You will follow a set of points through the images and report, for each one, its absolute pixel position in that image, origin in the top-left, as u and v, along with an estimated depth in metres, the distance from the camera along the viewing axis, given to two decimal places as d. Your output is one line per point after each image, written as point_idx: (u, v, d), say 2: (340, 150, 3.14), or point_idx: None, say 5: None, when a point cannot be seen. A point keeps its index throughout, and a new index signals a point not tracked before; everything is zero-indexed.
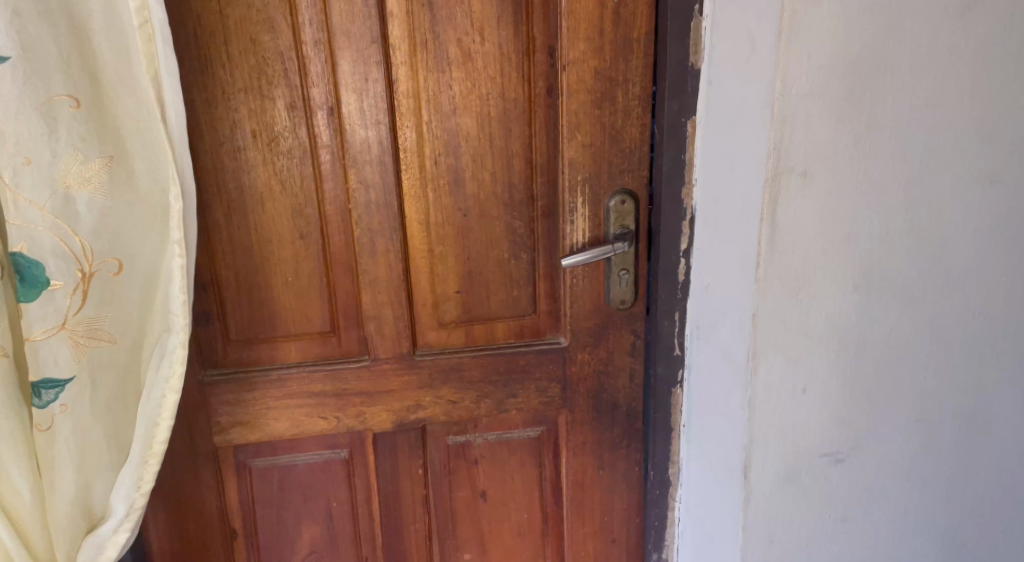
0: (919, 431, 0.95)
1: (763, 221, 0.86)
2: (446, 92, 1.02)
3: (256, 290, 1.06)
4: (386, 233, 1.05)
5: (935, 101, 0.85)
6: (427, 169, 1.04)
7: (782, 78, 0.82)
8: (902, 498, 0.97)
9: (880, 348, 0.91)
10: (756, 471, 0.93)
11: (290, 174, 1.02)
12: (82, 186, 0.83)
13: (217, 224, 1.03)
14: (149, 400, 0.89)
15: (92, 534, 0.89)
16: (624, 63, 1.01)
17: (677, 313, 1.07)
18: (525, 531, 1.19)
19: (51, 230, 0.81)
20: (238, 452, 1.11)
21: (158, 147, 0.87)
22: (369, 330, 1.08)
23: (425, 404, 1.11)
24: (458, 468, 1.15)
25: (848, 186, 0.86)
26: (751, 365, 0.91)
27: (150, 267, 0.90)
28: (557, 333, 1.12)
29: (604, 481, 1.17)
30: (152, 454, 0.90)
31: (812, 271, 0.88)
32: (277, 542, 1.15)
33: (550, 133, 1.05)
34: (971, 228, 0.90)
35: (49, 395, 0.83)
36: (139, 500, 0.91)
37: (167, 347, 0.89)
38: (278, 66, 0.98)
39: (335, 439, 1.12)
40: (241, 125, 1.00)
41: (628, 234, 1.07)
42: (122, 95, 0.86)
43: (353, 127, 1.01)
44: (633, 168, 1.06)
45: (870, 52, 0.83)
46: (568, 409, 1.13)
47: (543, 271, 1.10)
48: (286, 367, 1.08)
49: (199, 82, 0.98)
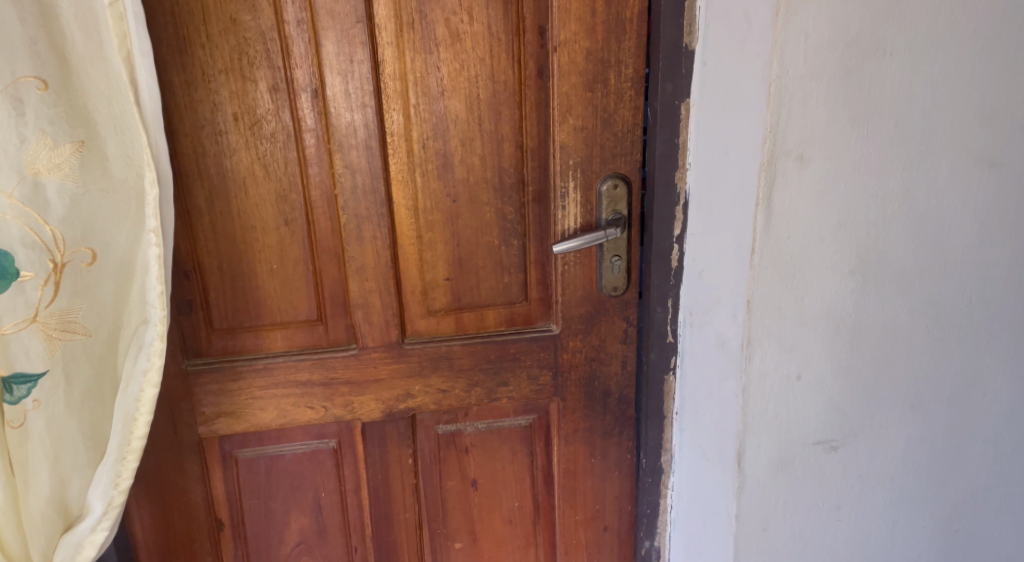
0: (914, 417, 0.94)
1: (758, 206, 0.84)
2: (433, 73, 0.99)
3: (239, 278, 1.03)
4: (374, 219, 1.02)
5: (935, 81, 0.83)
6: (415, 153, 1.01)
7: (778, 59, 0.79)
8: (895, 487, 0.96)
9: (875, 333, 0.90)
10: (749, 459, 0.92)
11: (273, 159, 0.99)
12: (52, 172, 0.81)
13: (198, 210, 1.00)
14: (126, 394, 0.87)
15: (69, 533, 0.87)
16: (617, 44, 0.99)
17: (670, 300, 1.05)
18: (516, 520, 1.18)
19: (20, 219, 0.79)
20: (224, 443, 1.09)
21: (131, 131, 0.84)
22: (356, 318, 1.05)
23: (414, 392, 1.09)
24: (449, 456, 1.14)
25: (845, 169, 0.84)
26: (745, 353, 0.89)
27: (125, 257, 0.86)
28: (548, 320, 1.10)
29: (595, 469, 1.16)
30: (130, 450, 0.88)
31: (808, 256, 0.86)
32: (265, 532, 1.13)
33: (540, 115, 1.02)
34: (969, 211, 0.89)
35: (21, 390, 0.81)
36: (117, 497, 0.88)
37: (144, 339, 0.87)
38: (259, 47, 0.95)
39: (323, 428, 1.10)
40: (222, 108, 0.97)
41: (620, 219, 1.05)
42: (93, 77, 0.82)
43: (338, 110, 0.98)
44: (625, 152, 1.03)
45: (869, 33, 0.80)
46: (560, 397, 1.12)
47: (534, 258, 1.08)
48: (272, 356, 1.06)
49: (177, 64, 0.95)
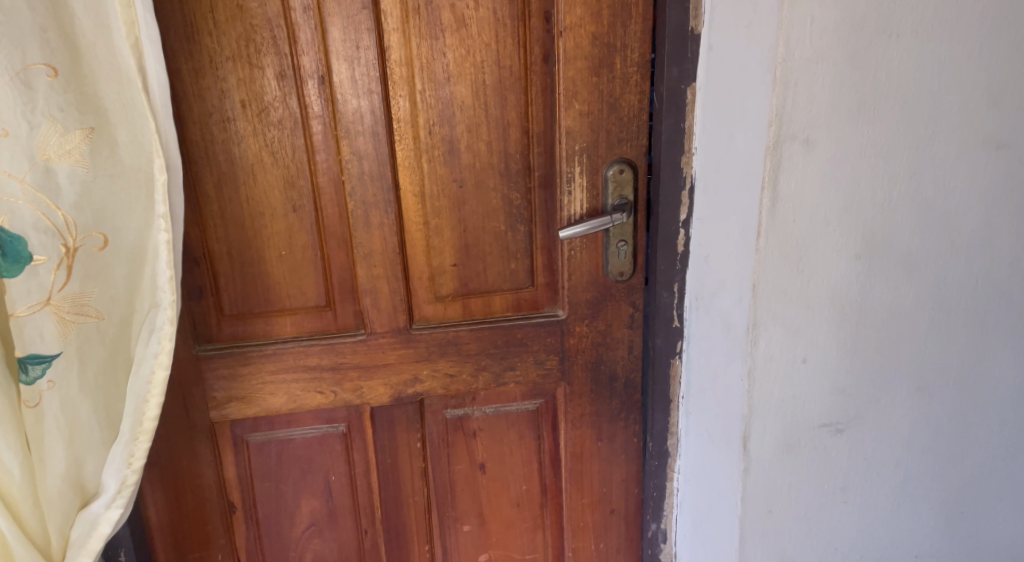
0: (919, 400, 0.94)
1: (764, 190, 0.84)
2: (439, 59, 0.99)
3: (249, 263, 1.04)
4: (381, 206, 1.03)
5: (942, 62, 0.83)
6: (421, 140, 1.02)
7: (784, 42, 0.79)
8: (900, 470, 0.96)
9: (880, 316, 0.90)
10: (755, 441, 0.92)
11: (281, 145, 1.00)
12: (63, 159, 0.82)
13: (207, 196, 1.01)
14: (138, 376, 0.89)
15: (84, 510, 0.89)
16: (622, 28, 0.99)
17: (676, 285, 1.06)
18: (524, 502, 1.19)
19: (32, 204, 0.80)
20: (235, 427, 1.10)
21: (140, 117, 0.85)
22: (364, 303, 1.06)
23: (423, 377, 1.10)
24: (457, 440, 1.15)
25: (851, 152, 0.84)
26: (750, 336, 0.89)
27: (136, 241, 0.88)
28: (555, 306, 1.11)
29: (602, 453, 1.17)
30: (142, 430, 0.90)
31: (814, 239, 0.86)
32: (277, 515, 1.14)
33: (546, 101, 1.02)
34: (975, 195, 0.88)
35: (36, 370, 0.82)
36: (131, 476, 0.90)
37: (155, 322, 0.89)
38: (266, 34, 0.96)
39: (332, 413, 1.11)
40: (229, 95, 0.97)
41: (626, 204, 1.05)
42: (102, 63, 0.83)
43: (344, 96, 0.99)
44: (631, 137, 1.03)
45: (876, 15, 0.80)
46: (566, 381, 1.13)
47: (540, 243, 1.08)
48: (282, 341, 1.07)
49: (185, 50, 0.95)
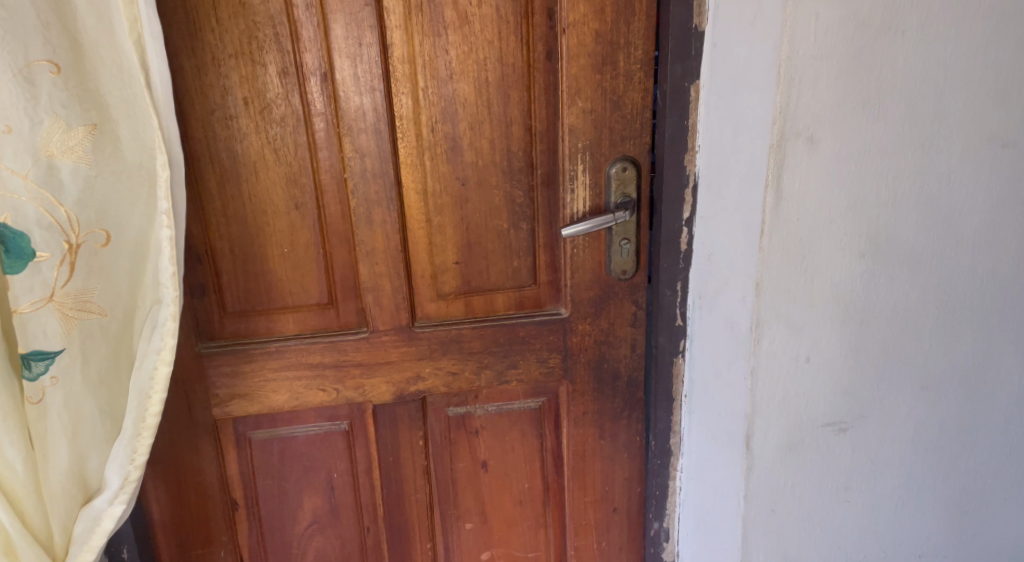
0: (924, 399, 0.94)
1: (768, 188, 0.84)
2: (442, 56, 0.99)
3: (252, 261, 1.04)
4: (383, 204, 1.03)
5: (948, 59, 0.83)
6: (424, 137, 1.02)
7: (788, 39, 0.79)
8: (904, 470, 0.96)
9: (884, 315, 0.90)
10: (757, 439, 0.92)
11: (283, 143, 1.00)
12: (65, 155, 0.82)
13: (210, 194, 1.01)
14: (140, 372, 0.89)
15: (87, 506, 0.89)
16: (625, 26, 0.98)
17: (679, 283, 1.05)
18: (526, 500, 1.19)
19: (35, 201, 0.80)
20: (238, 424, 1.10)
21: (143, 114, 0.85)
22: (367, 301, 1.06)
23: (425, 375, 1.10)
24: (459, 438, 1.15)
25: (856, 151, 0.83)
26: (754, 334, 0.89)
27: (139, 238, 0.88)
28: (557, 304, 1.10)
29: (605, 451, 1.16)
30: (145, 426, 0.90)
31: (818, 238, 0.86)
32: (279, 512, 1.15)
33: (549, 98, 1.02)
34: (981, 193, 0.88)
35: (39, 366, 0.82)
36: (134, 471, 0.90)
37: (157, 319, 0.89)
38: (268, 31, 0.96)
39: (334, 410, 1.11)
40: (232, 92, 0.97)
41: (629, 202, 1.05)
42: (105, 59, 0.83)
43: (347, 93, 0.98)
44: (634, 135, 1.03)
45: (881, 12, 0.80)
46: (569, 379, 1.12)
47: (542, 241, 1.08)
48: (284, 338, 1.07)
49: (187, 47, 0.95)
